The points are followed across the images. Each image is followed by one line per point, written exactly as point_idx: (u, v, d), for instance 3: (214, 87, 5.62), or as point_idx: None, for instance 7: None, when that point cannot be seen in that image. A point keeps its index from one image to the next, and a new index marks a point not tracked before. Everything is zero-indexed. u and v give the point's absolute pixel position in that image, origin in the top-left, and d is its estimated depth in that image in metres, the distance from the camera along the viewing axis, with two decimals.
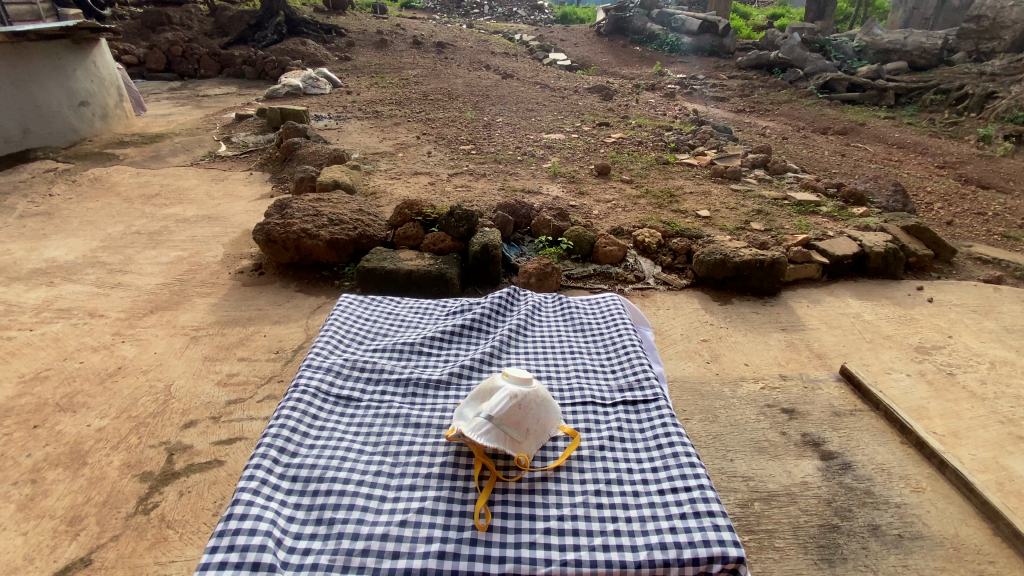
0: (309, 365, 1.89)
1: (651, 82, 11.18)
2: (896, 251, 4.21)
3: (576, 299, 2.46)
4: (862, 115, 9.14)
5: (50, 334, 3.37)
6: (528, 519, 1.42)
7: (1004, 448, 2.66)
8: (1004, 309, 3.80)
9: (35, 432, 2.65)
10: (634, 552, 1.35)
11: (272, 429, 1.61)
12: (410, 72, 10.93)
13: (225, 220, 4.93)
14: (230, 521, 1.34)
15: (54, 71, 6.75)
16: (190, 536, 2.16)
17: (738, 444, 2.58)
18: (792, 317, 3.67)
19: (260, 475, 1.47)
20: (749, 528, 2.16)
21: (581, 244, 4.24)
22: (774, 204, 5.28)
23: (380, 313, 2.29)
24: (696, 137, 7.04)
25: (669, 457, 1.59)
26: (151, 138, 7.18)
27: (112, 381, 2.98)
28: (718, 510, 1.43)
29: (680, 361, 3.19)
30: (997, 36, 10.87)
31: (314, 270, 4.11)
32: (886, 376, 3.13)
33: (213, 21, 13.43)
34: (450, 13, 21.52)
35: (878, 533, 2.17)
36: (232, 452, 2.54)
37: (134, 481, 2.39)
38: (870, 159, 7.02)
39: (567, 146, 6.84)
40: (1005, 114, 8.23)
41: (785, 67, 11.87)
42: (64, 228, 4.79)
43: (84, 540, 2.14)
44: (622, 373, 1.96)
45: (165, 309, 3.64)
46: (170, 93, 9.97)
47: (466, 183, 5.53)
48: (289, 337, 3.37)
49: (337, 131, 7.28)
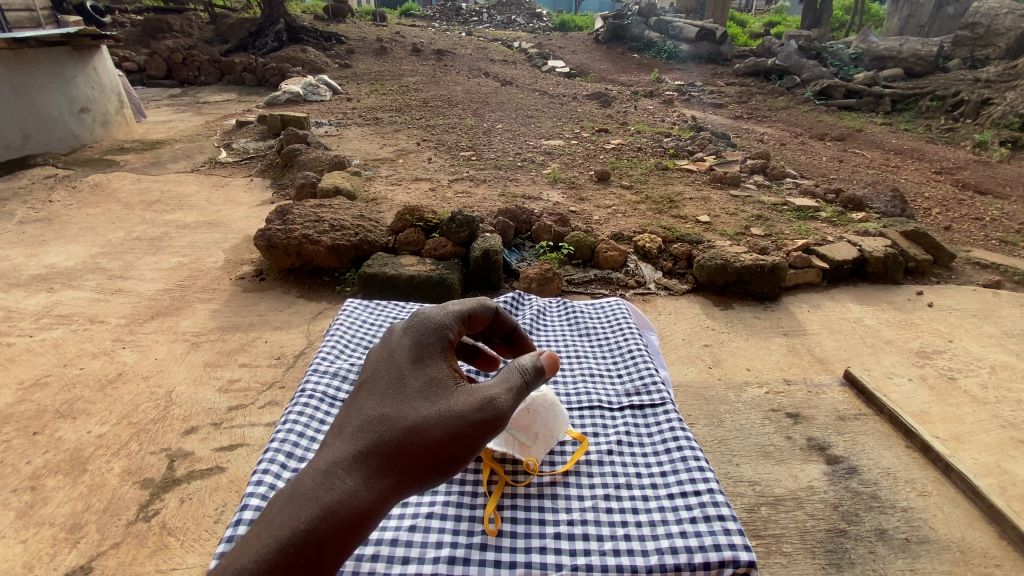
0: (316, 370, 1.88)
1: (650, 89, 11.29)
2: (896, 256, 4.23)
3: (581, 303, 2.46)
4: (858, 122, 9.24)
5: (50, 340, 3.36)
6: (538, 524, 1.42)
7: (1006, 452, 2.66)
8: (1005, 313, 3.81)
9: (35, 439, 2.64)
10: (644, 557, 1.33)
11: (280, 434, 1.61)
12: (410, 78, 10.99)
13: (225, 227, 4.93)
14: (239, 526, 1.34)
15: (54, 77, 6.78)
16: (192, 543, 2.15)
17: (744, 449, 2.58)
18: (793, 321, 3.69)
19: (267, 481, 1.46)
20: (756, 532, 2.16)
21: (582, 250, 4.26)
22: (773, 210, 5.31)
23: (386, 317, 2.29)
24: (695, 144, 7.12)
25: (678, 461, 1.59)
26: (152, 144, 7.19)
27: (112, 387, 2.97)
28: (728, 514, 1.42)
29: (682, 366, 3.20)
30: (991, 43, 11.02)
31: (316, 275, 4.12)
32: (888, 380, 3.14)
33: (214, 29, 13.54)
34: (450, 21, 21.72)
35: (884, 537, 2.17)
36: (234, 459, 2.53)
37: (135, 489, 2.38)
38: (868, 165, 7.08)
39: (567, 152, 6.89)
40: (1001, 119, 8.29)
41: (782, 74, 11.98)
42: (65, 233, 4.80)
43: (84, 548, 2.13)
44: (629, 377, 1.96)
45: (166, 314, 3.63)
46: (170, 99, 10.01)
47: (467, 188, 5.56)
48: (291, 342, 3.37)
49: (338, 137, 7.33)
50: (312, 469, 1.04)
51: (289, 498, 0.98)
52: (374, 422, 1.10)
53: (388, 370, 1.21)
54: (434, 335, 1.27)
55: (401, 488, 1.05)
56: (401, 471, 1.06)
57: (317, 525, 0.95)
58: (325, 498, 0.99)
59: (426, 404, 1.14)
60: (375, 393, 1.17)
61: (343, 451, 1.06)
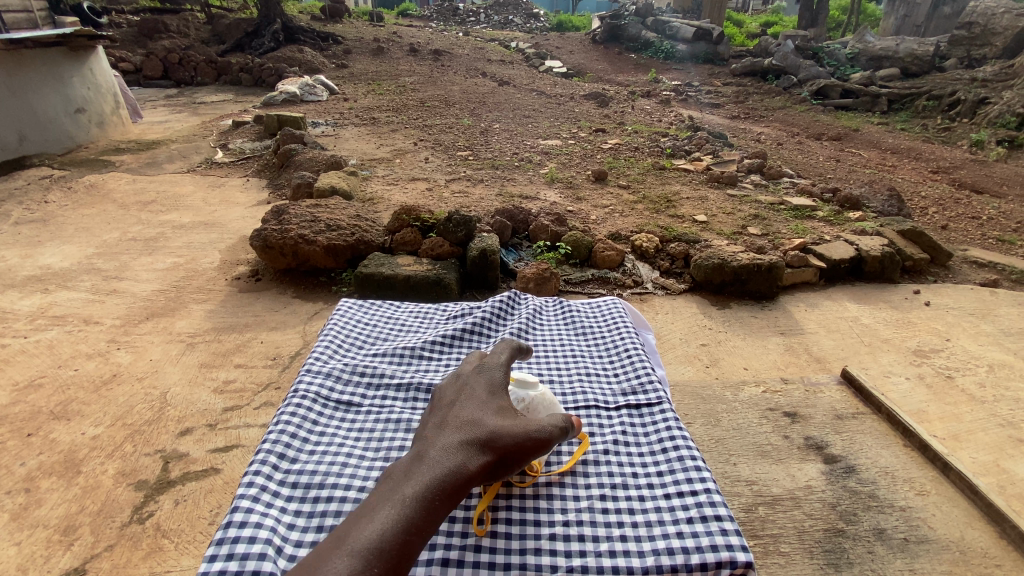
0: (309, 370, 1.86)
1: (647, 89, 11.27)
2: (893, 255, 4.22)
3: (577, 302, 2.44)
4: (855, 121, 9.25)
5: (45, 342, 3.34)
6: (533, 525, 1.41)
7: (1005, 451, 2.66)
8: (1002, 312, 3.80)
9: (28, 440, 2.62)
10: (640, 558, 1.32)
11: (272, 434, 1.59)
12: (407, 78, 10.97)
13: (221, 227, 4.91)
14: (230, 528, 1.32)
15: (51, 77, 6.76)
16: (186, 545, 2.13)
17: (741, 448, 2.57)
18: (790, 320, 3.68)
19: (259, 482, 1.44)
20: (753, 532, 2.15)
21: (579, 249, 4.25)
22: (771, 209, 5.30)
23: (380, 317, 2.27)
24: (692, 143, 7.11)
25: (675, 461, 1.57)
26: (148, 145, 7.17)
27: (107, 389, 2.95)
28: (725, 514, 1.41)
29: (680, 365, 3.19)
30: (988, 43, 11.05)
31: (312, 275, 4.10)
32: (886, 380, 3.13)
33: (210, 30, 13.51)
34: (447, 21, 21.72)
35: (882, 536, 2.16)
36: (229, 460, 2.51)
37: (130, 490, 2.36)
38: (864, 164, 7.08)
39: (565, 152, 6.88)
40: (997, 118, 8.31)
41: (779, 74, 11.98)
42: (60, 234, 4.77)
43: (79, 550, 2.11)
44: (625, 377, 1.94)
45: (162, 315, 3.61)
46: (167, 100, 9.97)
47: (464, 188, 5.54)
48: (287, 343, 3.35)
49: (335, 137, 7.30)
50: (417, 457, 1.26)
51: (407, 471, 1.21)
52: (462, 423, 1.34)
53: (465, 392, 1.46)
54: (499, 369, 1.53)
55: (489, 473, 1.27)
56: (490, 457, 1.28)
57: (433, 491, 1.17)
58: (432, 472, 1.21)
59: (500, 413, 1.38)
60: (463, 402, 1.41)
61: (439, 442, 1.29)
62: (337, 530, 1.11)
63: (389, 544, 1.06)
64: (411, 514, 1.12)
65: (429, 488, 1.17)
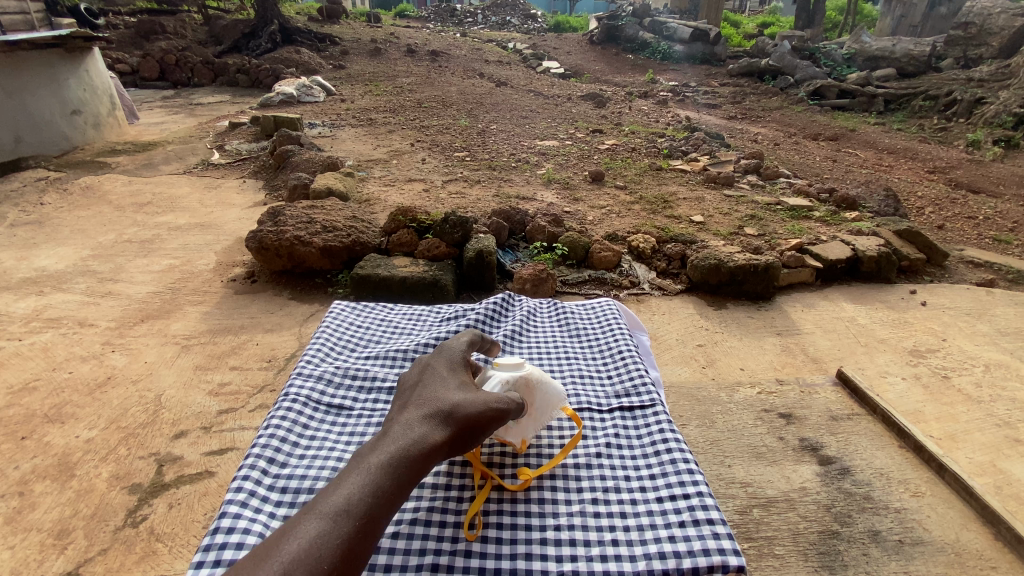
0: (299, 374, 1.85)
1: (645, 90, 11.24)
2: (889, 255, 4.22)
3: (571, 303, 2.43)
4: (852, 121, 9.26)
5: (39, 344, 3.32)
6: (524, 529, 1.40)
7: (1001, 452, 2.65)
8: (998, 312, 3.80)
9: (22, 444, 2.60)
10: (632, 562, 1.31)
11: (262, 439, 1.58)
12: (404, 80, 10.95)
13: (217, 229, 4.89)
14: (217, 534, 1.31)
15: (47, 79, 6.74)
16: (180, 549, 2.12)
17: (736, 450, 2.56)
18: (786, 321, 3.67)
19: (248, 487, 1.43)
20: (748, 534, 2.15)
21: (576, 250, 4.24)
22: (767, 210, 5.30)
23: (373, 320, 2.26)
24: (689, 144, 7.11)
25: (667, 463, 1.57)
26: (144, 146, 7.15)
27: (101, 392, 2.94)
28: (717, 519, 1.41)
29: (675, 366, 3.18)
30: (984, 43, 11.06)
31: (307, 277, 4.09)
32: (882, 380, 3.13)
33: (207, 31, 13.49)
34: (444, 22, 21.73)
35: (878, 539, 2.15)
36: (223, 463, 2.50)
37: (123, 494, 2.35)
38: (860, 164, 7.09)
39: (561, 153, 6.88)
40: (994, 118, 8.32)
41: (776, 74, 11.99)
42: (56, 236, 4.75)
43: (72, 554, 2.10)
44: (619, 379, 1.94)
45: (157, 317, 3.60)
46: (163, 101, 9.95)
47: (461, 189, 5.53)
48: (282, 345, 3.34)
49: (331, 139, 7.29)
50: (379, 437, 1.25)
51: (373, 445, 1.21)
52: (425, 399, 1.33)
53: (429, 372, 1.45)
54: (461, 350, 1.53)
55: (457, 444, 1.27)
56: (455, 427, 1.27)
57: (401, 462, 1.16)
58: (396, 445, 1.20)
59: (463, 388, 1.38)
60: (427, 381, 1.40)
61: (402, 418, 1.28)
62: (299, 509, 1.10)
63: (353, 513, 1.06)
64: (375, 486, 1.11)
65: (393, 461, 1.16)
